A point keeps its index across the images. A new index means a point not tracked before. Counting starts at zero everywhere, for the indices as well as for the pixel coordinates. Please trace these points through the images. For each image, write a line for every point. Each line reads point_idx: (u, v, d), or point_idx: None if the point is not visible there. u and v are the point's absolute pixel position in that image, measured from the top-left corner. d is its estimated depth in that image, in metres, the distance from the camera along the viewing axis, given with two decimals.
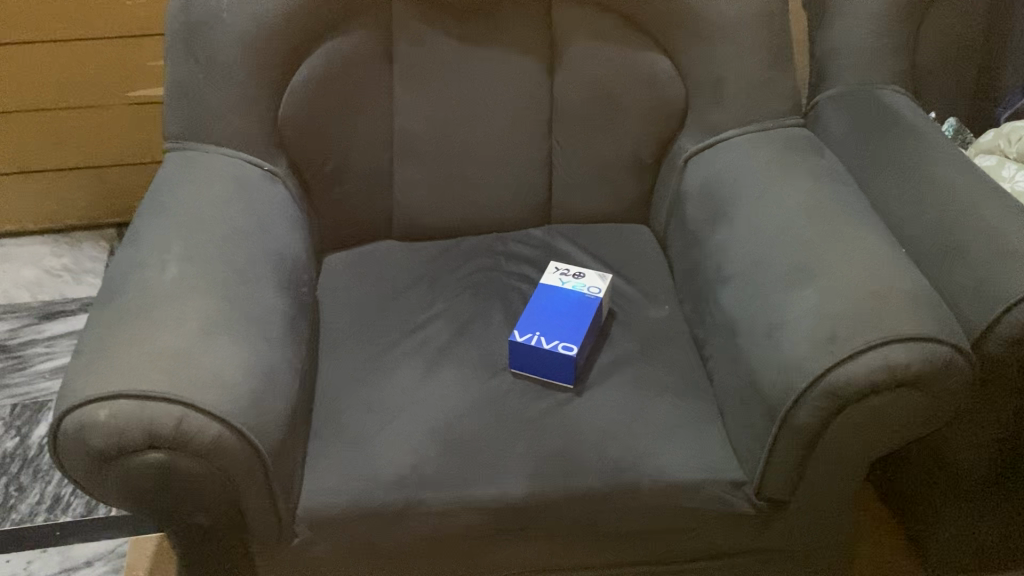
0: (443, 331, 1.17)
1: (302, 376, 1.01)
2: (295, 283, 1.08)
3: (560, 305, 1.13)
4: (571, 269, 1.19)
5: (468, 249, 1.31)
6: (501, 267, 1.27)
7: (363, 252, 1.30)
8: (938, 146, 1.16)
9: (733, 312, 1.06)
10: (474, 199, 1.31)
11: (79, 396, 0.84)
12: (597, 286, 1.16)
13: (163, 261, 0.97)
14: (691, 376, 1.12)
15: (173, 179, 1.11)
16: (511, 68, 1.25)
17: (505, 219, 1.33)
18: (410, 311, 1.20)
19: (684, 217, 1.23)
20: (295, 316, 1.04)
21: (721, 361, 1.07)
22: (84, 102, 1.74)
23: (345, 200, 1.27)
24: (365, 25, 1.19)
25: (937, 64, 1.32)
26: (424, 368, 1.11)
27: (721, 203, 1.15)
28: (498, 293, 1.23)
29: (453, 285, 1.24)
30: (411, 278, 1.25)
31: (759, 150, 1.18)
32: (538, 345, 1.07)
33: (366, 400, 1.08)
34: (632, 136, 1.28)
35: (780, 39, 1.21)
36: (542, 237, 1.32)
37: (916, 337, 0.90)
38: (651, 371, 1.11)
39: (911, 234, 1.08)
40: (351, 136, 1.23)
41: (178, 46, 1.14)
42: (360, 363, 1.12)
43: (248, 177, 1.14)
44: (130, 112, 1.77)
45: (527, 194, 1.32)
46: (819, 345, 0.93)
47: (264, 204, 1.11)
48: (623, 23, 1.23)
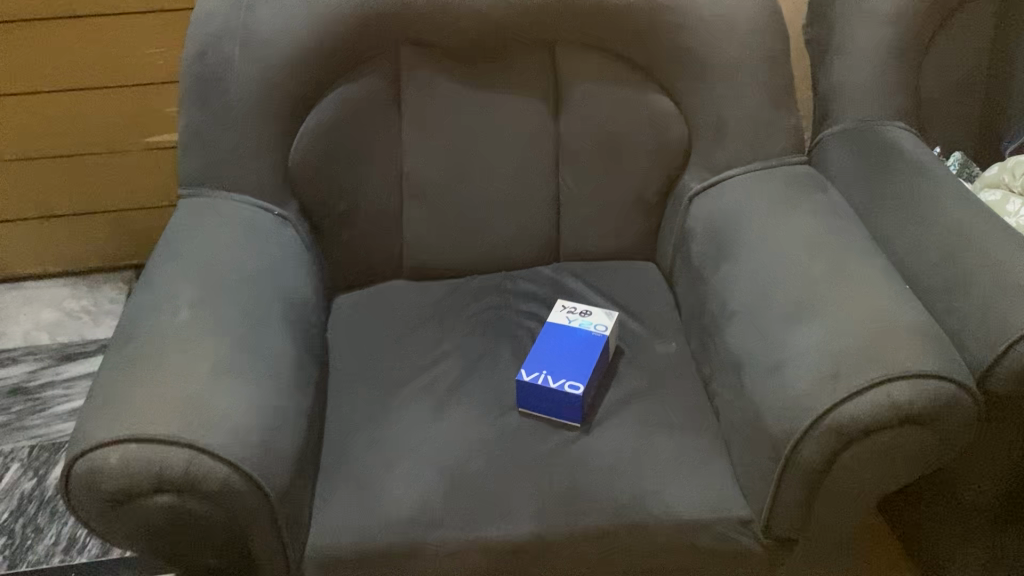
0: (451, 370, 1.18)
1: (310, 416, 1.02)
2: (304, 325, 1.09)
3: (567, 344, 1.14)
4: (578, 307, 1.20)
5: (476, 287, 1.32)
6: (509, 305, 1.29)
7: (372, 293, 1.32)
8: (940, 182, 1.16)
9: (738, 350, 1.06)
10: (483, 239, 1.33)
11: (91, 440, 0.86)
12: (604, 323, 1.17)
13: (175, 305, 0.99)
14: (698, 413, 1.12)
15: (185, 224, 1.13)
16: (517, 112, 1.27)
17: (512, 258, 1.35)
18: (419, 350, 1.21)
19: (689, 254, 1.23)
20: (304, 357, 1.05)
21: (728, 398, 1.07)
22: (101, 149, 1.79)
23: (354, 242, 1.29)
24: (373, 71, 1.22)
25: (940, 98, 1.33)
26: (432, 407, 1.12)
27: (726, 241, 1.16)
28: (506, 331, 1.24)
29: (461, 324, 1.26)
30: (420, 317, 1.27)
31: (763, 187, 1.19)
32: (545, 383, 1.08)
33: (374, 440, 1.08)
34: (637, 175, 1.29)
35: (783, 77, 1.22)
36: (550, 274, 1.34)
37: (919, 373, 0.90)
38: (658, 408, 1.12)
39: (914, 269, 1.08)
40: (360, 178, 1.25)
41: (190, 95, 1.16)
42: (368, 403, 1.13)
43: (259, 220, 1.16)
44: (144, 158, 1.81)
45: (534, 232, 1.33)
46: (823, 383, 0.93)
47: (276, 248, 1.13)
48: (626, 66, 1.25)
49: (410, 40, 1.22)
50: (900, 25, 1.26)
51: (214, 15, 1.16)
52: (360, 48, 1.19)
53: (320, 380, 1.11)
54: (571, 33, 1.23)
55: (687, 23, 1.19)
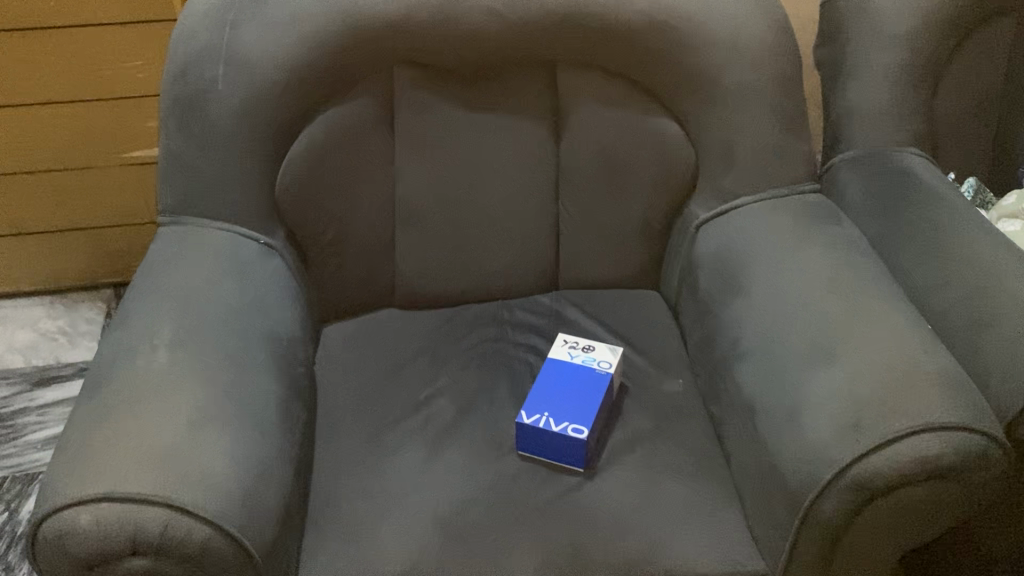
0: (446, 408, 1.12)
1: (297, 463, 0.96)
2: (291, 364, 1.03)
3: (569, 383, 1.09)
4: (580, 342, 1.14)
5: (472, 318, 1.26)
6: (507, 337, 1.23)
7: (362, 322, 1.26)
8: (959, 213, 1.11)
9: (751, 392, 1.00)
10: (479, 267, 1.27)
11: (59, 499, 0.79)
12: (608, 360, 1.11)
13: (152, 346, 0.93)
14: (707, 456, 1.06)
15: (165, 255, 1.06)
16: (515, 135, 1.21)
17: (510, 286, 1.29)
18: (412, 386, 1.15)
19: (696, 285, 1.18)
20: (290, 399, 0.99)
21: (739, 443, 1.02)
22: (79, 163, 1.71)
23: (344, 270, 1.22)
24: (364, 92, 1.15)
25: (955, 122, 1.28)
26: (427, 450, 1.06)
27: (736, 274, 1.10)
28: (504, 366, 1.18)
29: (456, 358, 1.19)
30: (414, 350, 1.21)
31: (774, 217, 1.14)
32: (546, 427, 1.02)
33: (365, 486, 1.02)
34: (641, 201, 1.24)
35: (795, 102, 1.16)
36: (549, 304, 1.28)
37: (947, 424, 0.85)
38: (665, 451, 1.06)
39: (934, 307, 1.03)
40: (350, 204, 1.19)
41: (171, 116, 1.10)
42: (359, 445, 1.07)
43: (244, 251, 1.09)
44: (124, 173, 1.74)
45: (533, 260, 1.28)
46: (844, 433, 0.87)
47: (261, 281, 1.07)
48: (630, 89, 1.19)
49: (404, 60, 1.16)
50: (916, 47, 1.21)
51: (196, 32, 1.09)
52: (351, 68, 1.13)
53: (308, 421, 1.05)
54: (574, 53, 1.17)
55: (696, 44, 1.13)
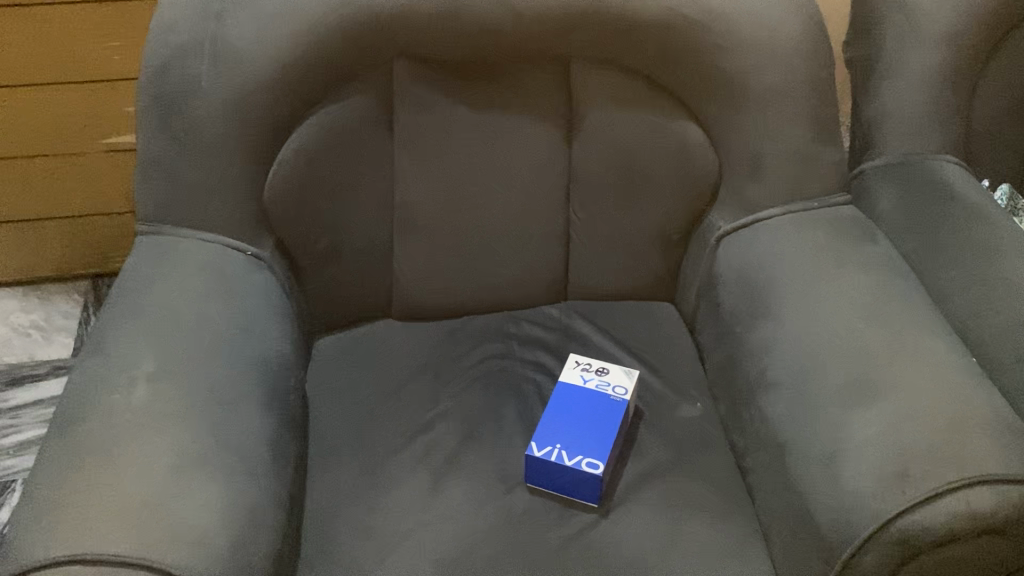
0: (449, 434, 1.04)
1: (289, 505, 0.88)
2: (282, 392, 0.95)
3: (582, 410, 1.01)
4: (593, 363, 1.06)
5: (475, 331, 1.18)
6: (513, 354, 1.15)
7: (357, 335, 1.17)
8: (1002, 231, 1.03)
9: (780, 428, 0.93)
10: (483, 276, 1.18)
11: (23, 561, 0.70)
12: (624, 385, 1.03)
13: (130, 379, 0.84)
14: (730, 491, 0.99)
15: (143, 271, 0.97)
16: (525, 137, 1.12)
17: (516, 297, 1.21)
18: (412, 409, 1.07)
19: (718, 304, 1.10)
20: (283, 432, 0.91)
21: (766, 480, 0.95)
22: (52, 150, 1.61)
23: (339, 280, 1.14)
24: (362, 90, 1.06)
25: (994, 129, 1.20)
26: (429, 482, 0.99)
27: (763, 295, 1.02)
28: (510, 387, 1.10)
29: (459, 377, 1.11)
30: (413, 367, 1.13)
31: (804, 233, 1.06)
32: (560, 461, 0.95)
33: (362, 524, 0.95)
34: (659, 210, 1.15)
35: (828, 107, 1.08)
36: (557, 317, 1.20)
37: (1002, 478, 0.78)
38: (684, 486, 0.99)
39: (976, 336, 0.96)
40: (346, 211, 1.10)
41: (150, 116, 1.00)
42: (356, 477, 0.99)
43: (231, 267, 1.00)
44: (102, 160, 1.64)
45: (541, 270, 1.19)
46: (888, 483, 0.80)
47: (250, 299, 0.98)
48: (650, 89, 1.10)
49: (406, 55, 1.06)
50: (956, 47, 1.13)
51: (177, 24, 0.99)
52: (348, 64, 1.03)
53: (300, 451, 0.97)
54: (590, 50, 1.08)
55: (722, 43, 1.04)
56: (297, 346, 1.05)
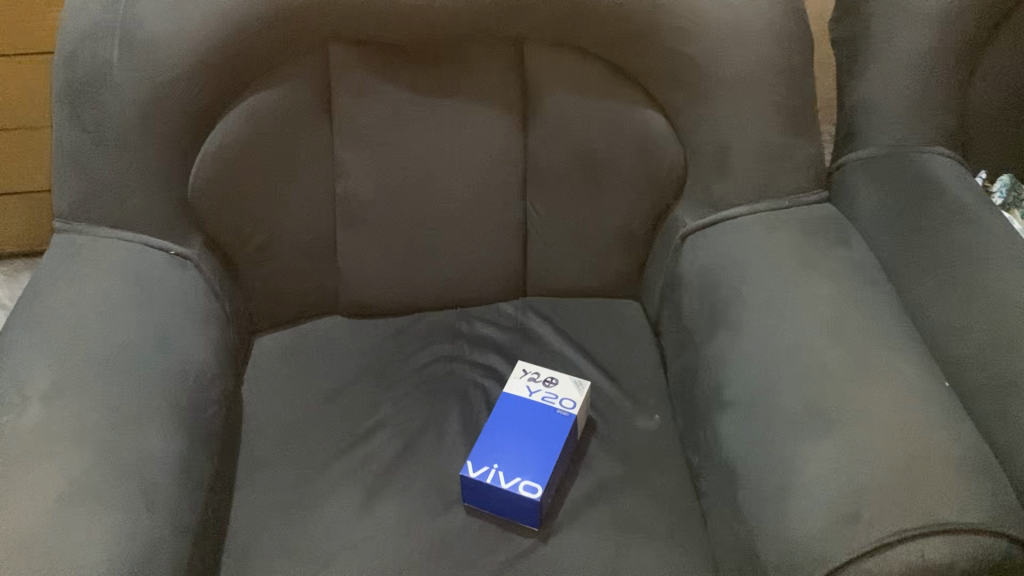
0: (388, 446, 0.98)
1: (199, 530, 0.83)
2: (200, 405, 0.89)
3: (525, 426, 0.94)
4: (542, 373, 0.99)
5: (425, 330, 1.11)
6: (462, 356, 1.08)
7: (300, 334, 1.10)
8: (990, 235, 0.94)
9: (733, 454, 0.86)
10: (435, 272, 1.11)
11: None
12: (573, 398, 0.96)
13: (23, 399, 0.79)
14: (681, 514, 0.92)
15: (54, 274, 0.91)
16: (475, 125, 1.04)
17: (470, 294, 1.13)
18: (349, 416, 1.01)
19: (679, 308, 1.02)
20: (196, 450, 0.85)
21: (718, 507, 0.88)
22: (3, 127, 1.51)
23: (277, 276, 1.07)
24: (294, 75, 0.98)
25: (991, 117, 1.10)
26: (361, 499, 0.93)
27: (724, 303, 0.94)
28: (456, 393, 1.04)
29: (403, 382, 1.05)
30: (355, 370, 1.06)
31: (772, 236, 0.97)
32: (495, 484, 0.89)
33: (286, 545, 0.89)
34: (621, 204, 1.07)
35: (801, 96, 0.99)
36: (513, 316, 1.13)
37: (962, 528, 0.71)
38: (634, 508, 0.93)
39: (953, 355, 0.87)
40: (282, 205, 1.03)
41: (62, 106, 0.93)
42: (283, 491, 0.94)
43: (150, 268, 0.94)
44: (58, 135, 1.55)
45: (496, 265, 1.12)
46: (838, 526, 0.73)
47: (168, 304, 0.92)
48: (609, 73, 1.01)
49: (342, 37, 0.98)
50: (951, 27, 1.02)
51: (88, 6, 0.92)
52: (276, 48, 0.95)
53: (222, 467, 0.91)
54: (542, 32, 0.99)
55: (684, 26, 0.95)
56: (226, 350, 0.99)
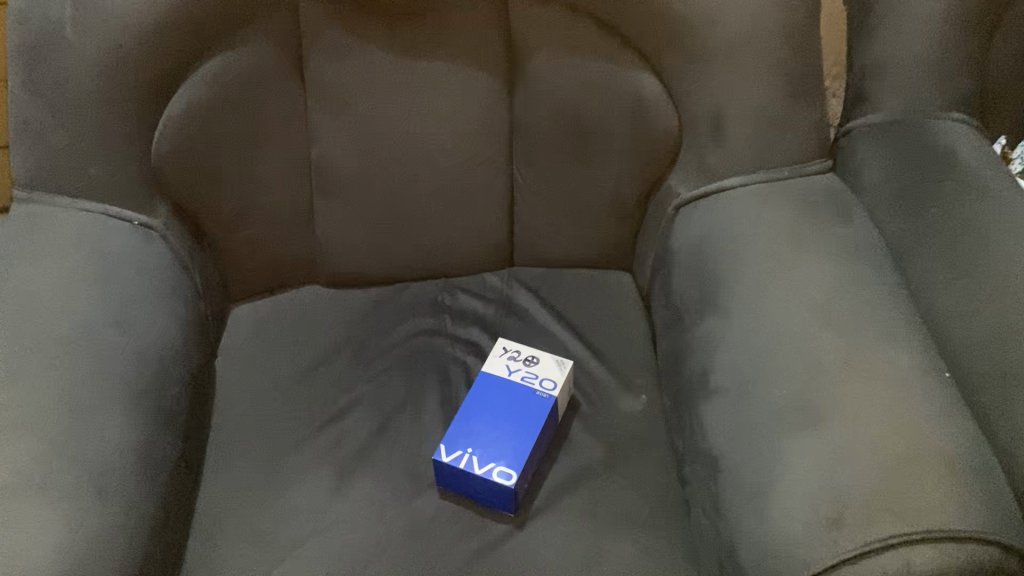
0: (363, 424, 0.95)
1: (161, 514, 0.80)
2: (163, 384, 0.86)
3: (503, 408, 0.90)
4: (522, 352, 0.96)
5: (407, 302, 1.07)
6: (444, 331, 1.04)
7: (278, 304, 1.07)
8: (1003, 210, 0.88)
9: (717, 444, 0.82)
10: (417, 241, 1.06)
11: None
12: (553, 378, 0.93)
13: None
14: (664, 502, 0.89)
15: (10, 250, 0.87)
16: (457, 86, 0.98)
17: (455, 264, 1.09)
18: (324, 392, 0.98)
19: (669, 284, 0.97)
20: (158, 431, 0.83)
21: (701, 496, 0.84)
22: None
23: (252, 245, 1.03)
24: (263, 33, 0.92)
25: (1014, 80, 1.02)
26: (333, 480, 0.90)
27: (715, 283, 0.89)
28: (436, 370, 1.00)
29: (382, 356, 1.01)
30: (332, 344, 1.03)
31: (768, 211, 0.92)
32: (469, 469, 0.85)
33: (254, 527, 0.87)
34: (612, 172, 1.01)
35: (804, 59, 0.92)
36: (499, 288, 1.08)
37: (950, 535, 0.66)
38: (615, 493, 0.89)
39: (956, 342, 0.82)
40: (253, 171, 0.98)
41: (16, 69, 0.88)
42: (253, 471, 0.91)
43: (111, 241, 0.90)
44: None
45: (481, 235, 1.07)
46: (818, 530, 0.69)
47: (130, 279, 0.88)
48: (600, 31, 0.94)
49: None
50: None
51: None
52: (241, 5, 0.90)
53: (185, 446, 0.88)
54: None
55: None
56: (194, 323, 0.96)
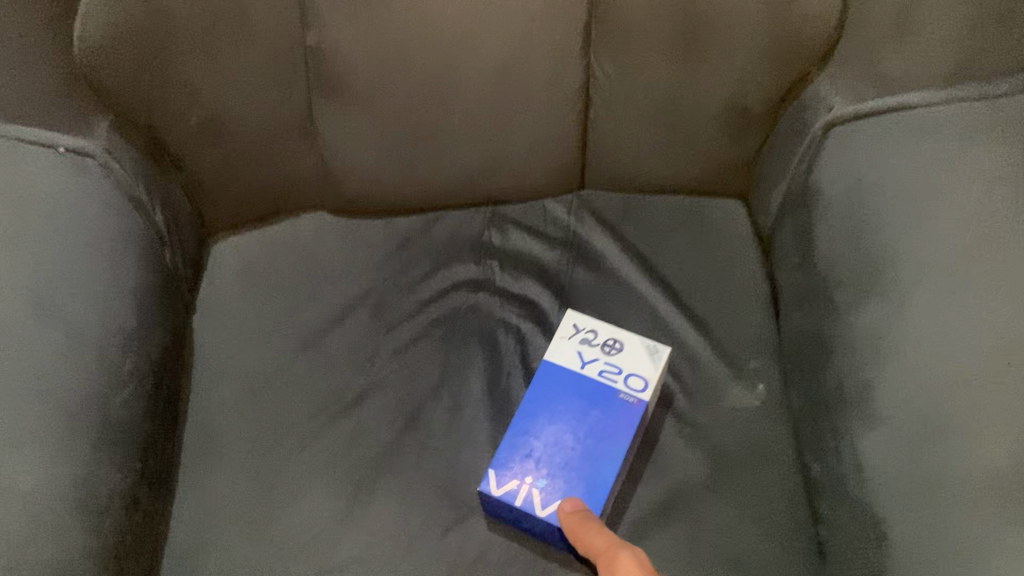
0: (384, 416, 0.72)
1: (114, 565, 0.59)
2: (115, 380, 0.62)
3: (572, 418, 0.67)
4: (599, 333, 0.70)
5: (443, 240, 0.82)
6: (490, 283, 0.79)
7: (273, 238, 0.82)
8: None
9: (883, 496, 0.57)
10: (457, 159, 0.79)
11: None
12: (643, 376, 0.68)
13: None
14: (788, 549, 0.65)
15: None
16: None
17: (506, 188, 0.82)
18: (335, 368, 0.74)
19: (811, 235, 0.70)
20: (111, 450, 0.61)
21: (847, 552, 0.61)
22: None
23: (238, 163, 0.78)
24: None
25: None
26: (346, 495, 0.68)
27: (880, 249, 0.63)
28: (480, 339, 0.75)
29: (408, 319, 0.77)
30: (345, 300, 0.78)
31: (969, 152, 0.64)
32: (527, 510, 0.63)
33: (242, 559, 0.65)
34: (733, 72, 0.72)
35: None
36: (563, 221, 0.83)
37: None
38: (722, 527, 0.66)
39: None
40: (229, 67, 0.70)
41: None
42: (243, 478, 0.69)
43: (27, 177, 0.65)
44: None
45: (543, 150, 0.79)
46: None
47: (55, 234, 0.64)
48: None
49: None
50: None
51: None
52: None
53: (149, 454, 0.66)
54: None
55: None
56: (159, 277, 0.72)
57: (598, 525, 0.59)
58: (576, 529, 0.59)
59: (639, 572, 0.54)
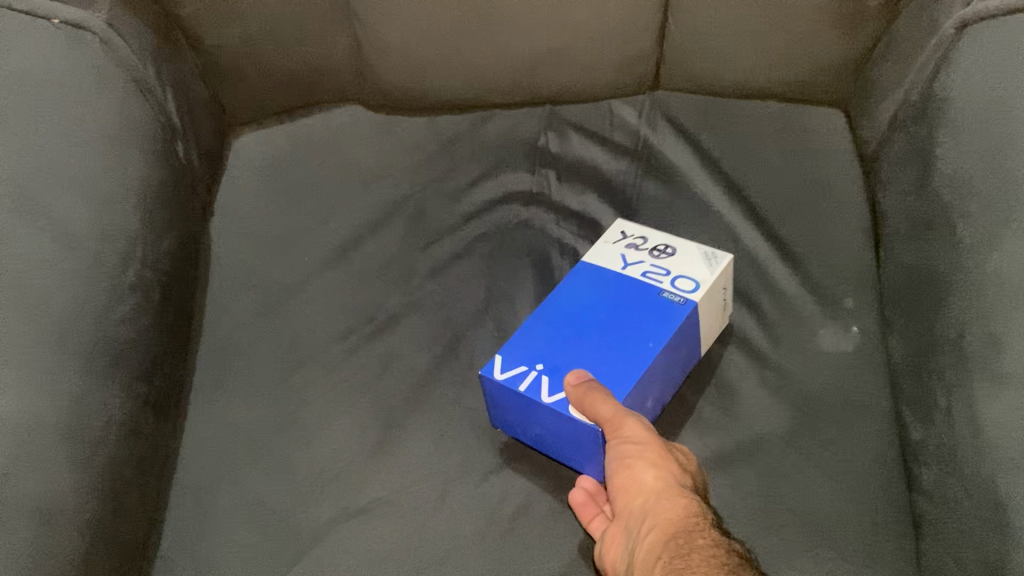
0: (419, 337, 0.63)
1: (108, 483, 0.51)
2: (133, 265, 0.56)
3: (603, 313, 0.58)
4: (648, 238, 0.63)
5: (494, 140, 0.73)
6: (546, 197, 0.70)
7: (304, 132, 0.74)
8: None
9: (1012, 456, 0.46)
10: (517, 48, 0.71)
11: None
12: (694, 279, 0.58)
13: None
14: (882, 514, 0.55)
15: None
16: None
17: (571, 86, 0.75)
18: (368, 280, 0.66)
19: (930, 149, 0.60)
20: (113, 351, 0.53)
21: (954, 517, 0.50)
22: None
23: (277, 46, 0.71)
24: None
25: None
26: (369, 420, 0.59)
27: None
28: (531, 256, 0.66)
29: (452, 229, 0.68)
30: (382, 205, 0.70)
31: None
32: (532, 398, 0.54)
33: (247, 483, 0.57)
34: None
35: None
36: (634, 128, 0.74)
37: None
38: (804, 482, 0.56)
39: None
40: None
41: None
42: (254, 395, 0.61)
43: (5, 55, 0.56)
44: None
45: (613, 40, 0.71)
46: None
47: (52, 113, 0.56)
48: None
49: None
50: None
51: None
52: None
53: (160, 361, 0.59)
54: None
55: None
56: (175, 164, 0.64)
57: (604, 392, 0.51)
58: (580, 400, 0.51)
59: (651, 433, 0.50)
